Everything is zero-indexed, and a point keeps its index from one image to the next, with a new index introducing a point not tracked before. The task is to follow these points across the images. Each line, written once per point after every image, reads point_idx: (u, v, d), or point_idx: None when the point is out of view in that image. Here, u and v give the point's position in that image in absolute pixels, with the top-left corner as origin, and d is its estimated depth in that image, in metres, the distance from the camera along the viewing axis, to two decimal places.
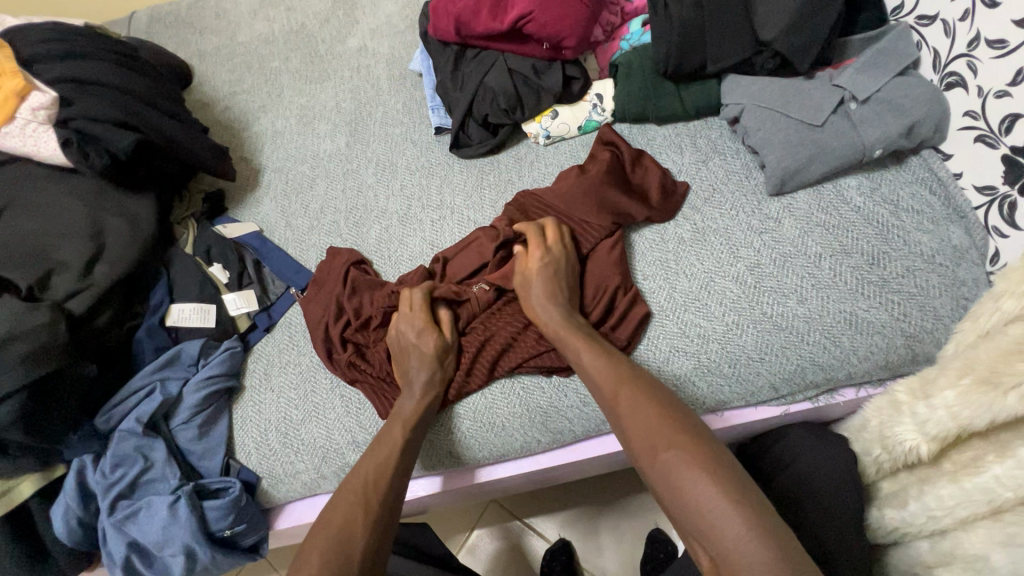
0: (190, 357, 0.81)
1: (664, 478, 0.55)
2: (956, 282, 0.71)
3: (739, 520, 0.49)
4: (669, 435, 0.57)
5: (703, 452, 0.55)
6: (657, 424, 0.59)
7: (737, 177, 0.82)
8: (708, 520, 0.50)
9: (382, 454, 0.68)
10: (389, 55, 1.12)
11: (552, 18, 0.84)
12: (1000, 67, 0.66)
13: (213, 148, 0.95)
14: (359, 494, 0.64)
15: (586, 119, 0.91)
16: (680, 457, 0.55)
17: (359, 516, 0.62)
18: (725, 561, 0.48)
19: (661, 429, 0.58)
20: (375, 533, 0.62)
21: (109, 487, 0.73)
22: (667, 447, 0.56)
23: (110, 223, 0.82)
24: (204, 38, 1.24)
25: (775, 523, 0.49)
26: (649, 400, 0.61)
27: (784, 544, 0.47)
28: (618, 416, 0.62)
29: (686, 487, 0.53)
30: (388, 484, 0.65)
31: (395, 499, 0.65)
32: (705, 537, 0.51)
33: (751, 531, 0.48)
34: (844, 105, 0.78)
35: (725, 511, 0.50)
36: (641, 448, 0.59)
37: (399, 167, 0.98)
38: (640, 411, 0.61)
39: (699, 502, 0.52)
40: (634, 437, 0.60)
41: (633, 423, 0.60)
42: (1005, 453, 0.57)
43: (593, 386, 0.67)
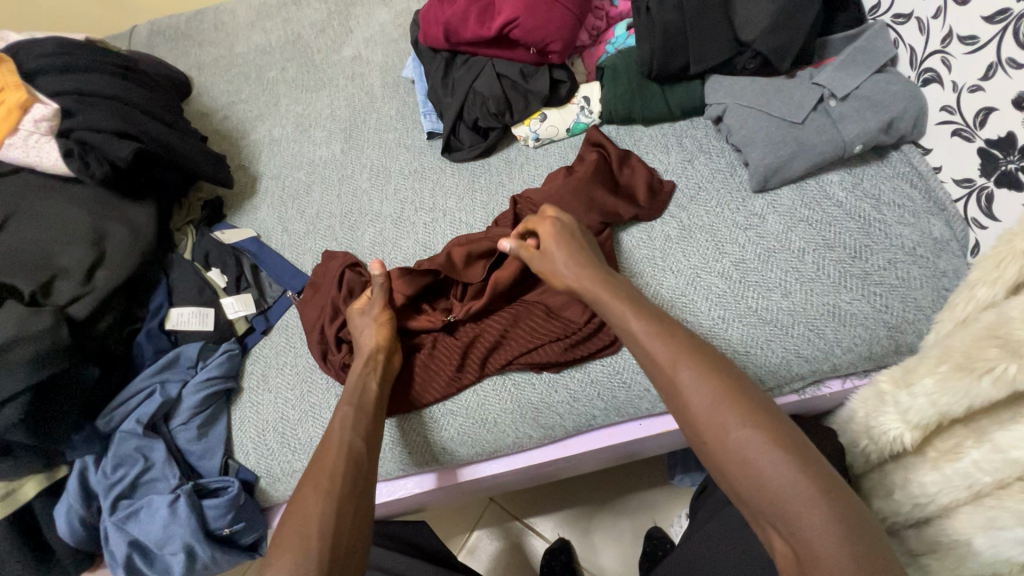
0: (189, 359, 0.82)
1: (733, 458, 0.52)
2: (937, 274, 0.72)
3: (821, 508, 0.47)
4: (741, 413, 0.53)
5: (776, 434, 0.51)
6: (728, 401, 0.54)
7: (721, 175, 0.84)
8: (786, 504, 0.48)
9: (334, 441, 0.66)
10: (383, 63, 1.15)
11: (537, 23, 0.86)
12: (972, 63, 0.67)
13: (210, 156, 0.98)
14: (311, 480, 0.62)
15: (575, 121, 0.93)
16: (755, 439, 0.51)
17: (312, 495, 0.60)
18: (803, 549, 0.46)
19: (733, 408, 0.54)
20: (329, 501, 0.59)
21: (111, 486, 0.75)
22: (740, 427, 0.52)
23: (111, 230, 0.84)
24: (202, 50, 1.27)
25: (855, 510, 0.47)
26: (715, 374, 0.57)
27: (867, 532, 0.46)
28: (677, 392, 0.58)
29: (761, 471, 0.50)
30: (337, 462, 0.63)
31: (355, 475, 0.63)
32: (782, 522, 0.48)
33: (834, 520, 0.46)
34: (824, 103, 0.79)
35: (807, 500, 0.47)
36: (705, 423, 0.54)
37: (392, 172, 1.01)
38: (703, 384, 0.56)
39: (778, 487, 0.49)
40: (698, 412, 0.55)
41: (694, 399, 0.56)
42: (983, 438, 0.58)
43: (646, 359, 0.62)
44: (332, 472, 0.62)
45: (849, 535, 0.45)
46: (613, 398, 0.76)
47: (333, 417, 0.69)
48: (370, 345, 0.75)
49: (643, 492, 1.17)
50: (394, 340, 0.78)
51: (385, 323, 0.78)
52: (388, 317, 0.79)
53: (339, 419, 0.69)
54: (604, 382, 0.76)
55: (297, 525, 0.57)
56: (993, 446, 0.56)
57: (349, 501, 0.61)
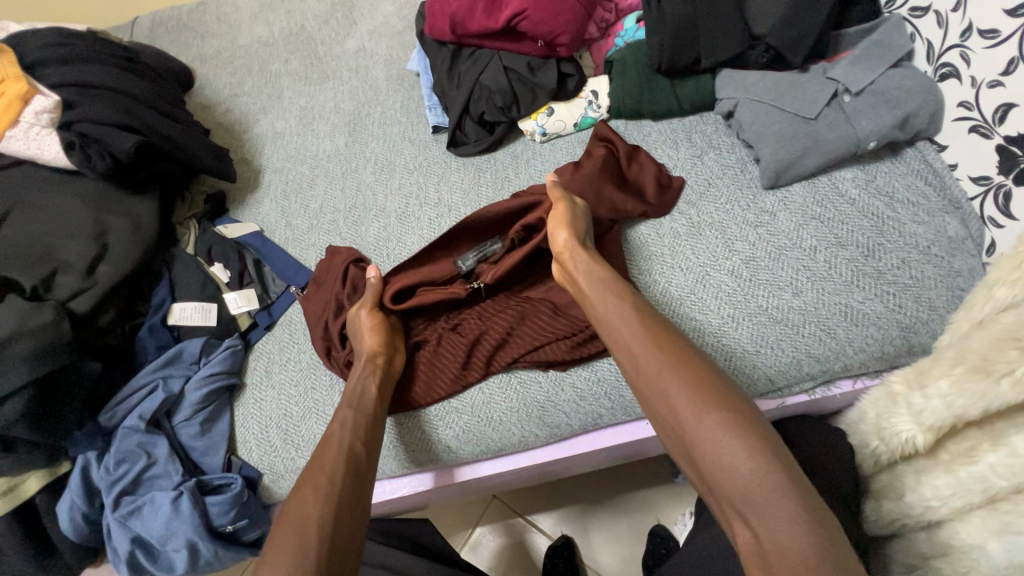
0: (192, 355, 0.82)
1: (705, 443, 0.51)
2: (951, 273, 0.71)
3: (792, 501, 0.45)
4: (719, 402, 0.52)
5: (752, 424, 0.50)
6: (702, 388, 0.53)
7: (732, 171, 0.83)
8: (756, 494, 0.47)
9: (333, 442, 0.65)
10: (387, 55, 1.14)
11: (545, 15, 0.84)
12: (993, 57, 0.66)
13: (212, 149, 0.97)
14: (308, 481, 0.61)
15: (582, 116, 0.91)
16: (726, 429, 0.50)
17: (309, 495, 0.59)
18: (768, 539, 0.45)
19: (708, 394, 0.53)
20: (326, 503, 0.58)
21: (113, 482, 0.74)
22: (714, 414, 0.51)
23: (114, 224, 0.84)
24: (205, 42, 1.25)
25: (823, 510, 0.46)
26: (694, 363, 0.56)
27: (835, 533, 0.44)
28: (653, 380, 0.57)
29: (730, 458, 0.49)
30: (334, 465, 0.63)
31: (353, 478, 0.62)
32: (750, 512, 0.47)
33: (802, 514, 0.45)
34: (839, 98, 0.78)
35: (777, 490, 0.46)
36: (682, 408, 0.53)
37: (397, 166, 0.99)
38: (681, 371, 0.55)
39: (749, 476, 0.47)
40: (672, 397, 0.55)
41: (671, 384, 0.55)
42: (1000, 441, 0.56)
43: (628, 345, 0.61)
44: (330, 474, 0.61)
45: (815, 530, 0.44)
46: (620, 398, 0.75)
47: (332, 419, 0.68)
48: (367, 348, 0.75)
49: (646, 490, 1.16)
50: (389, 342, 0.78)
51: (378, 326, 0.77)
52: (377, 317, 0.78)
53: (338, 420, 0.68)
54: (611, 381, 0.75)
55: (296, 526, 0.56)
56: (1010, 450, 0.55)
57: (348, 503, 0.60)
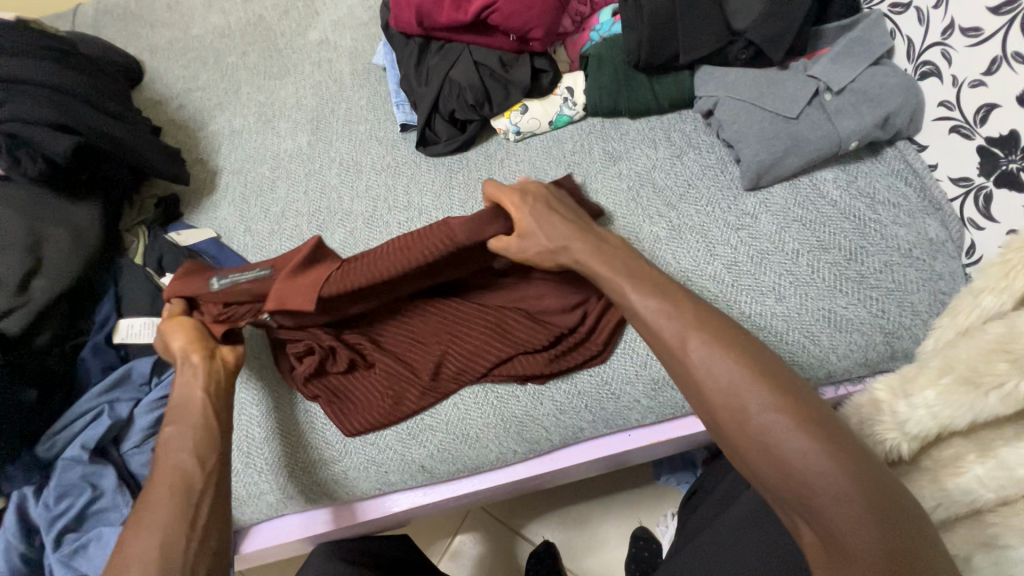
0: (142, 375, 0.76)
1: (758, 444, 0.45)
2: (933, 276, 0.70)
3: (861, 501, 0.41)
4: (766, 393, 0.46)
5: (807, 416, 0.45)
6: (750, 380, 0.47)
7: (712, 171, 0.80)
8: (821, 499, 0.42)
9: (161, 464, 0.56)
10: (352, 48, 1.07)
11: (517, 8, 0.80)
12: (976, 56, 0.64)
13: (163, 150, 0.90)
14: (132, 518, 0.53)
15: (558, 114, 0.87)
16: (781, 426, 0.44)
17: (132, 534, 0.51)
18: (838, 542, 0.41)
19: (755, 388, 0.46)
20: (149, 538, 0.50)
21: (53, 520, 0.68)
22: (762, 411, 0.45)
23: (50, 235, 0.76)
24: (155, 32, 1.17)
25: (896, 501, 0.42)
26: (730, 349, 0.50)
27: (911, 524, 0.41)
28: (686, 369, 0.50)
29: (788, 458, 0.43)
30: (162, 490, 0.54)
31: (185, 497, 0.54)
32: (814, 517, 0.43)
33: (873, 513, 0.41)
34: (819, 96, 0.76)
35: (845, 491, 0.41)
36: (722, 407, 0.47)
37: (363, 167, 0.94)
38: (719, 362, 0.49)
39: (811, 479, 0.42)
40: (709, 388, 0.48)
41: (711, 376, 0.49)
42: (986, 452, 0.54)
43: (651, 334, 0.54)
44: (155, 505, 0.52)
45: (887, 527, 0.41)
46: (601, 410, 0.73)
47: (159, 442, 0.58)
48: (179, 348, 0.66)
49: (628, 492, 1.15)
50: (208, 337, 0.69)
51: (182, 327, 0.68)
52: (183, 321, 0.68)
53: (168, 438, 0.59)
54: (592, 393, 0.72)
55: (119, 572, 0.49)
56: (998, 462, 0.53)
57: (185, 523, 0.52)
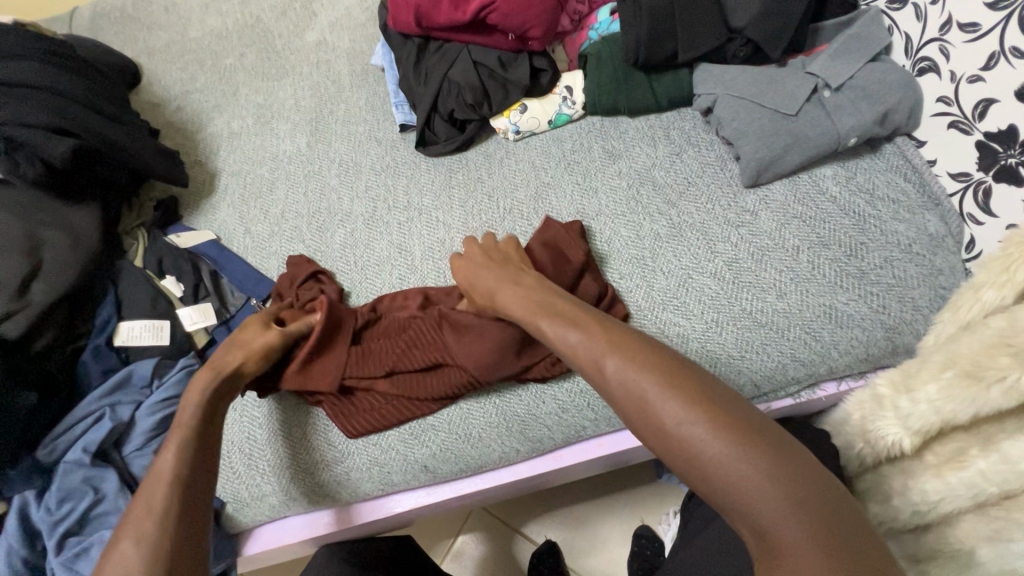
0: (142, 378, 0.76)
1: (677, 444, 0.43)
2: (933, 272, 0.70)
3: (776, 485, 0.39)
4: (676, 391, 0.45)
5: (719, 407, 0.44)
6: (663, 381, 0.46)
7: (712, 169, 0.80)
8: (739, 492, 0.39)
9: (161, 475, 0.54)
10: (350, 49, 1.07)
11: (515, 7, 0.80)
12: (973, 51, 0.65)
13: (161, 152, 0.90)
14: (127, 529, 0.48)
15: (557, 113, 0.87)
16: (688, 422, 0.43)
17: (129, 545, 0.47)
18: (768, 537, 0.38)
19: (668, 388, 0.45)
20: (153, 544, 0.47)
21: (56, 523, 0.68)
22: (673, 408, 0.44)
23: (50, 238, 0.76)
24: (152, 34, 1.16)
25: (817, 482, 0.40)
26: (641, 356, 0.49)
27: (834, 506, 0.38)
28: (604, 385, 0.50)
29: (701, 453, 0.42)
30: (164, 497, 0.51)
31: (190, 506, 0.52)
32: (737, 512, 0.40)
33: (789, 497, 0.38)
34: (818, 93, 0.76)
35: (758, 478, 0.39)
36: (638, 414, 0.46)
37: (363, 167, 0.94)
38: (628, 369, 0.48)
39: (725, 472, 0.40)
40: (625, 399, 0.47)
41: (628, 385, 0.47)
42: (989, 446, 0.54)
43: (572, 356, 0.54)
44: (161, 510, 0.50)
45: (806, 512, 0.38)
46: (603, 408, 0.73)
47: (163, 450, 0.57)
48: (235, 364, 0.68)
49: (630, 491, 1.15)
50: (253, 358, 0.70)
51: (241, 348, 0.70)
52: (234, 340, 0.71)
53: (172, 448, 0.57)
54: (595, 392, 0.72)
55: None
56: (1001, 456, 0.52)
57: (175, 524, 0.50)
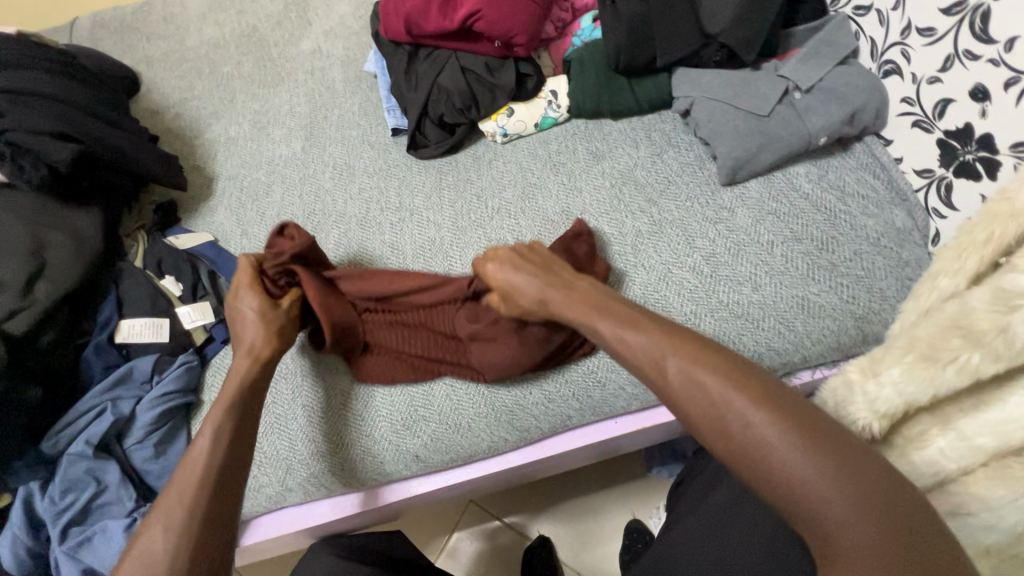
0: (143, 374, 0.78)
1: (742, 447, 0.45)
2: (900, 264, 0.73)
3: (841, 491, 0.41)
4: (742, 397, 0.47)
5: (785, 412, 0.45)
6: (730, 385, 0.48)
7: (691, 168, 0.84)
8: (802, 496, 0.42)
9: (192, 463, 0.59)
10: (344, 57, 1.11)
11: (501, 15, 0.84)
12: (932, 54, 0.68)
13: (161, 157, 0.93)
14: (161, 513, 0.54)
15: (543, 116, 0.91)
16: (755, 426, 0.45)
17: (158, 533, 0.53)
18: (829, 539, 0.41)
19: (733, 394, 0.47)
20: (176, 538, 0.52)
21: (59, 514, 0.71)
22: (740, 413, 0.46)
23: (53, 239, 0.79)
24: (151, 44, 1.20)
25: (883, 489, 0.41)
26: (706, 359, 0.51)
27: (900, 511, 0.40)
28: (665, 386, 0.52)
29: (769, 457, 0.44)
30: (193, 490, 0.56)
31: (215, 501, 0.56)
32: (798, 516, 0.42)
33: (854, 503, 0.41)
34: (789, 95, 0.79)
35: (825, 483, 0.41)
36: (700, 417, 0.48)
37: (356, 170, 0.97)
38: (694, 373, 0.50)
39: (788, 474, 0.43)
40: (689, 403, 0.49)
41: (695, 387, 0.49)
42: (948, 426, 0.56)
43: (630, 357, 0.56)
44: (187, 504, 0.55)
45: (871, 517, 0.40)
46: (587, 398, 0.76)
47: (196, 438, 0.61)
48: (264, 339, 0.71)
49: (621, 485, 1.17)
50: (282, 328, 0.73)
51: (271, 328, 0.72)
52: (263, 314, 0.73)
53: (205, 435, 0.62)
54: (579, 382, 0.75)
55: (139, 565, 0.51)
56: (958, 434, 0.54)
57: (209, 521, 0.55)
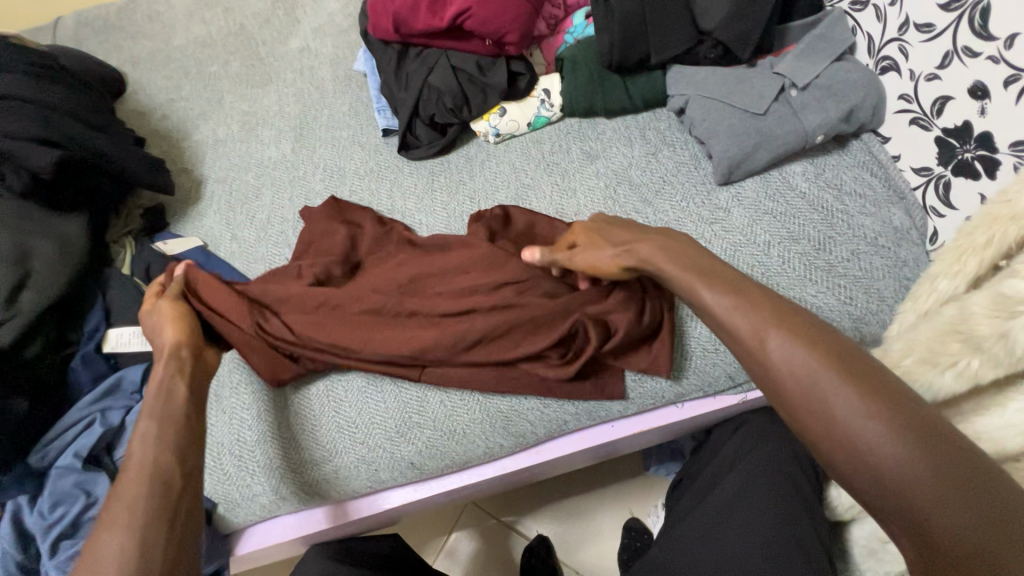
0: (132, 383, 0.77)
1: (845, 441, 0.40)
2: (898, 263, 0.72)
3: (967, 503, 0.35)
4: (854, 386, 0.41)
5: (903, 406, 0.40)
6: (840, 372, 0.42)
7: (686, 168, 0.83)
8: (912, 502, 0.37)
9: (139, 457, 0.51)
10: (333, 55, 1.09)
11: (491, 14, 0.82)
12: (930, 50, 0.67)
13: (148, 161, 0.91)
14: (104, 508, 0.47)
15: (535, 115, 0.89)
16: (867, 418, 0.39)
17: (103, 536, 0.45)
18: (943, 556, 0.35)
19: (843, 380, 0.42)
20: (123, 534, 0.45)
21: (49, 526, 0.69)
22: (848, 405, 0.41)
23: (37, 247, 0.77)
24: (136, 44, 1.17)
25: (1019, 506, 0.35)
26: (810, 339, 0.45)
27: None
28: (762, 363, 0.47)
29: (881, 455, 0.38)
30: (138, 485, 0.48)
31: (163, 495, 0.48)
32: (910, 524, 0.37)
33: (980, 520, 0.35)
34: (785, 93, 0.78)
35: (946, 493, 0.36)
36: (800, 400, 0.43)
37: (347, 172, 0.95)
38: (797, 353, 0.45)
39: (901, 477, 0.37)
40: (790, 385, 0.44)
41: (796, 369, 0.44)
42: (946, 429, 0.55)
43: (724, 330, 0.51)
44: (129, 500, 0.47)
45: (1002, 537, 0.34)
46: (583, 402, 0.75)
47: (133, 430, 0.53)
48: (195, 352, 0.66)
49: (619, 484, 1.17)
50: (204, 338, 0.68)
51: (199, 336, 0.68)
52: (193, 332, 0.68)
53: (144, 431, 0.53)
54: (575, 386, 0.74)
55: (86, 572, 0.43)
56: None
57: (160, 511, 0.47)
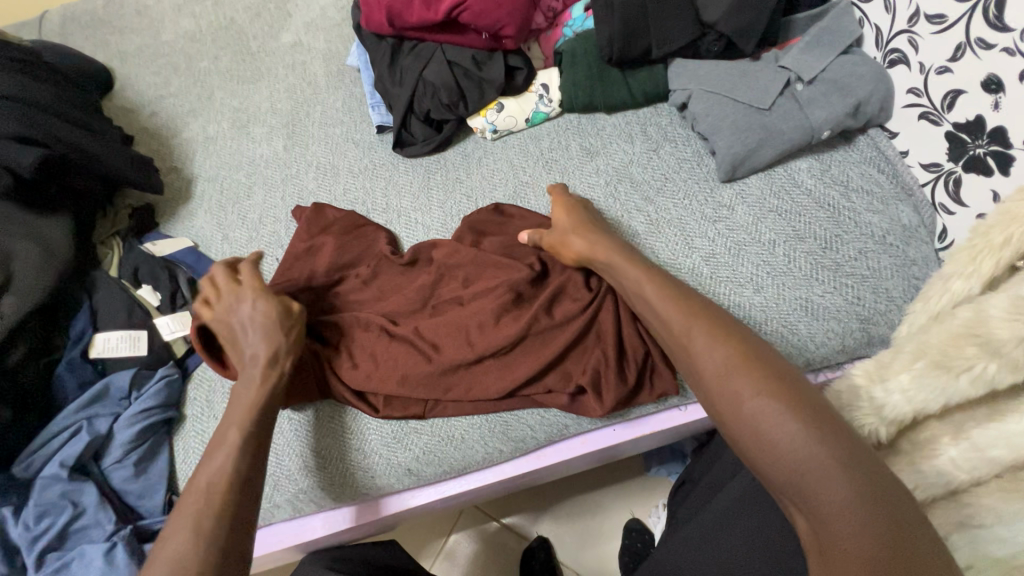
0: (121, 390, 0.75)
1: (748, 424, 0.48)
2: (907, 262, 0.71)
3: (842, 480, 0.42)
4: (760, 379, 0.49)
5: (799, 400, 0.47)
6: (751, 367, 0.50)
7: (689, 164, 0.81)
8: (800, 478, 0.44)
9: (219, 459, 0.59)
10: (326, 50, 1.06)
11: (487, 7, 0.80)
12: (941, 42, 0.65)
13: (135, 160, 0.88)
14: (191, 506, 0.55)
15: (534, 111, 0.87)
16: (769, 405, 0.47)
17: (184, 530, 0.53)
18: (824, 527, 0.42)
19: (751, 374, 0.50)
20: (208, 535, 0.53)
21: (34, 539, 0.67)
22: (753, 395, 0.48)
23: (19, 250, 0.75)
24: (124, 38, 1.14)
25: (886, 488, 0.42)
26: (730, 340, 0.53)
27: (903, 512, 0.41)
28: (688, 356, 0.55)
29: (775, 437, 0.46)
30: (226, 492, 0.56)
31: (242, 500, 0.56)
32: (801, 498, 0.44)
33: (851, 497, 0.41)
34: (791, 87, 0.76)
35: (830, 472, 0.43)
36: (715, 388, 0.51)
37: (340, 170, 0.93)
38: (716, 349, 0.53)
39: (793, 455, 0.44)
40: (709, 375, 0.52)
41: (714, 362, 0.52)
42: (960, 435, 0.53)
43: (659, 323, 0.59)
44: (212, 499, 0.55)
45: (869, 510, 0.41)
46: None
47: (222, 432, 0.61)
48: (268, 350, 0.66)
49: (621, 485, 1.16)
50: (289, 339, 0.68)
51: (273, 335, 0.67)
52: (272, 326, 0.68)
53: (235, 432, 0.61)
54: None
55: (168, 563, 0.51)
56: (971, 444, 0.51)
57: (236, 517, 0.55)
